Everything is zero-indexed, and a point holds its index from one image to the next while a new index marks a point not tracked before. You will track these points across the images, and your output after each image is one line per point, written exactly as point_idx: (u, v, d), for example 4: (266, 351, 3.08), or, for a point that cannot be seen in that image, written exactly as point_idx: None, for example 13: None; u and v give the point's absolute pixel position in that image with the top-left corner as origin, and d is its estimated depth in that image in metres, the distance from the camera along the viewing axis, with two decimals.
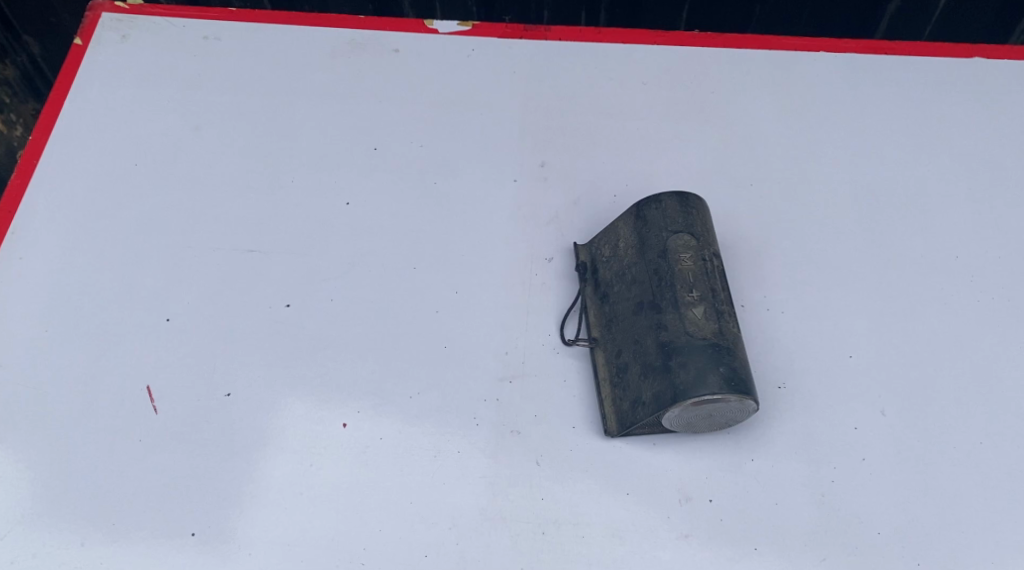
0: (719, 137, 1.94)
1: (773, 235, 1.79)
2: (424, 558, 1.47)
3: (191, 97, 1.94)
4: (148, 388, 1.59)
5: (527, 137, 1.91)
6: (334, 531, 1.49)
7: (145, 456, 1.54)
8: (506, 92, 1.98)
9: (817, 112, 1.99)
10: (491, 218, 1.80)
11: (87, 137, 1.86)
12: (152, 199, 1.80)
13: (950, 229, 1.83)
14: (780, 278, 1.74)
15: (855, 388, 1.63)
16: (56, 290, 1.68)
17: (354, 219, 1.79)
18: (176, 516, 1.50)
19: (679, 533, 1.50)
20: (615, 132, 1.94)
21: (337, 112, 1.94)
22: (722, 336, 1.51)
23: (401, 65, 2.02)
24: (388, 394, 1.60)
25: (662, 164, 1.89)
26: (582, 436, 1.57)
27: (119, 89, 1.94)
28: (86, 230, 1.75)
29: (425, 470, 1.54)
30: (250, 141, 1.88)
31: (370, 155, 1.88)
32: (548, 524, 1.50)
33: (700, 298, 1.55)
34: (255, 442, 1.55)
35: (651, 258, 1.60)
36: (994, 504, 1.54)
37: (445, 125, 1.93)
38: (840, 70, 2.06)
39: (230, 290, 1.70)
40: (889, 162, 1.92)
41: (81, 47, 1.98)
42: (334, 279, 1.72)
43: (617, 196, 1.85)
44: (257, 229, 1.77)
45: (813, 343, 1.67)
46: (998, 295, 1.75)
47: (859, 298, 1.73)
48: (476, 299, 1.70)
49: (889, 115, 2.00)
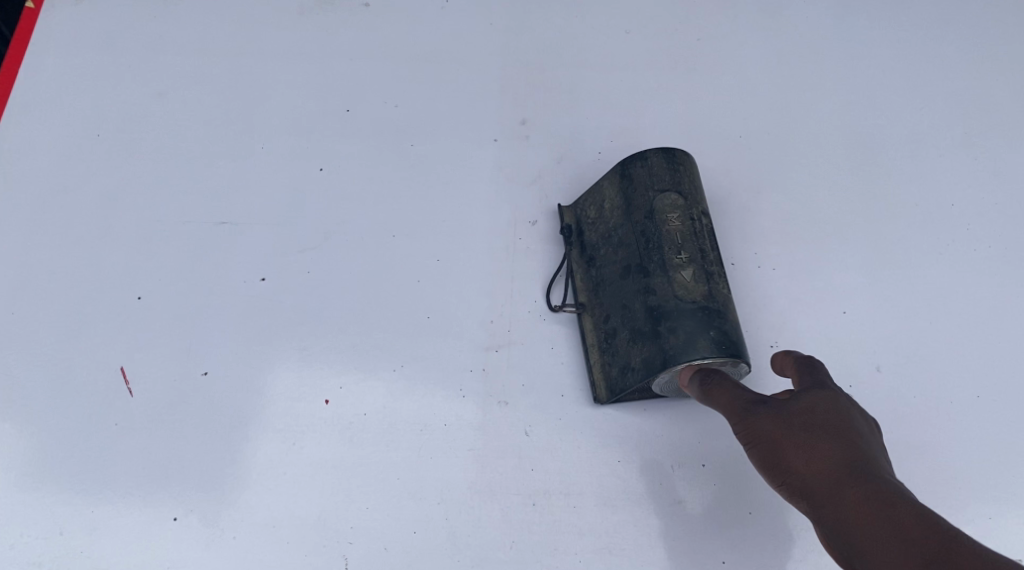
0: (707, 87, 1.86)
1: (763, 189, 1.74)
2: (414, 534, 1.45)
3: (153, 62, 1.83)
4: (122, 370, 1.55)
5: (506, 94, 1.84)
6: (320, 510, 1.46)
7: (123, 441, 1.50)
8: (484, 46, 1.89)
9: (809, 57, 1.92)
10: (472, 181, 1.74)
11: (45, 105, 1.76)
12: (117, 170, 1.72)
13: (948, 177, 1.78)
14: (771, 233, 1.69)
15: (849, 345, 1.59)
16: (20, 270, 1.61)
17: (329, 186, 1.72)
18: (157, 501, 1.46)
19: (672, 500, 1.48)
20: (598, 84, 1.86)
21: (307, 72, 1.84)
22: (712, 299, 1.46)
23: (373, 19, 1.91)
24: (371, 368, 1.56)
25: (648, 117, 1.82)
26: (571, 405, 1.54)
27: (76, 53, 1.82)
28: (48, 205, 1.67)
29: (411, 445, 1.50)
30: (217, 106, 1.79)
31: (343, 117, 1.79)
32: (539, 495, 1.47)
33: (689, 259, 1.48)
34: (236, 423, 1.52)
35: (638, 219, 1.54)
36: (993, 457, 1.52)
37: (421, 83, 1.84)
38: (831, 13, 1.98)
39: (201, 263, 1.64)
40: (885, 108, 1.86)
41: (33, 10, 1.84)
42: (311, 250, 1.66)
43: (601, 153, 1.78)
44: (230, 201, 1.70)
45: (805, 299, 1.63)
46: (996, 245, 1.71)
47: (854, 252, 1.68)
48: (458, 266, 1.65)
49: (885, 59, 1.92)
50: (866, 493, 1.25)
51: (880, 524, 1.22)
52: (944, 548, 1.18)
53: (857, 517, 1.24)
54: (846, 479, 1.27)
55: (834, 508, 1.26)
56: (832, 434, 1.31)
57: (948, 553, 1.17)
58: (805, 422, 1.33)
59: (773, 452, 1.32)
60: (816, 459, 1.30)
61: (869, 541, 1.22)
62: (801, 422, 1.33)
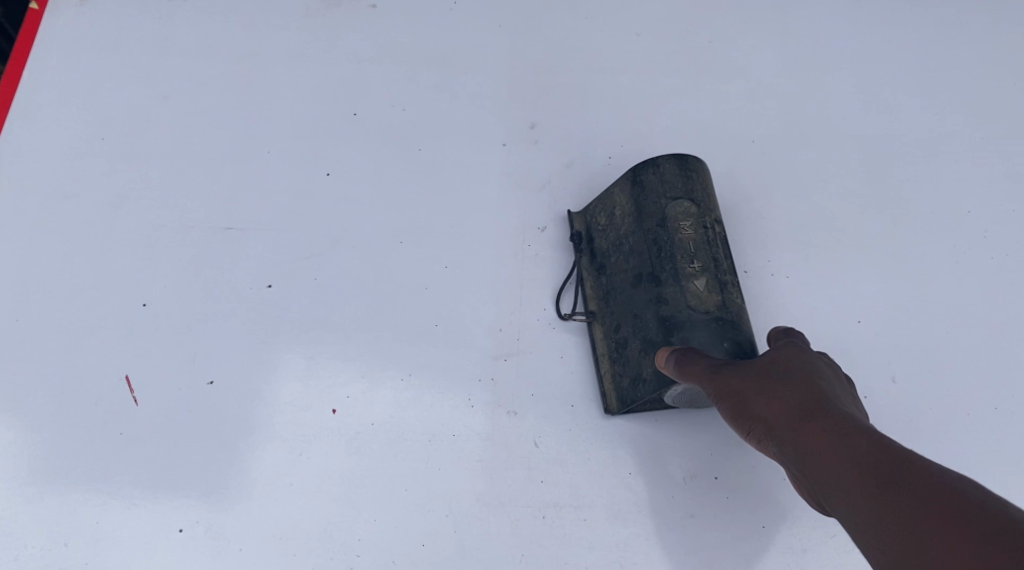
0: (719, 90, 1.84)
1: (776, 195, 1.71)
2: (422, 547, 1.43)
3: (158, 63, 1.80)
4: (127, 378, 1.53)
5: (515, 97, 1.81)
6: (327, 522, 1.44)
7: (127, 450, 1.48)
8: (493, 49, 1.87)
9: (822, 60, 1.89)
10: (481, 186, 1.71)
11: (49, 108, 1.73)
12: (122, 174, 1.69)
13: (962, 184, 1.76)
14: (784, 240, 1.66)
15: (863, 355, 1.57)
16: (24, 276, 1.59)
17: (336, 191, 1.70)
18: (162, 512, 1.45)
19: (684, 513, 1.46)
20: (608, 87, 1.83)
21: (314, 74, 1.82)
22: (726, 309, 1.43)
23: (380, 20, 1.88)
24: (379, 378, 1.54)
25: (659, 121, 1.80)
26: (581, 415, 1.52)
27: (80, 54, 1.79)
28: (52, 210, 1.65)
29: (419, 455, 1.49)
30: (223, 109, 1.77)
31: (350, 121, 1.77)
32: (549, 508, 1.46)
33: (702, 269, 1.45)
34: (242, 433, 1.50)
35: (650, 227, 1.51)
36: (1008, 471, 1.51)
37: (429, 86, 1.82)
38: (844, 15, 1.95)
39: (206, 270, 1.62)
40: (899, 112, 1.83)
41: (37, 11, 1.82)
42: (318, 256, 1.64)
43: (612, 158, 1.75)
44: (236, 205, 1.68)
45: (819, 308, 1.60)
46: (1012, 254, 1.69)
47: (868, 260, 1.66)
48: (467, 273, 1.63)
49: (900, 62, 1.89)
50: (830, 431, 1.18)
51: (847, 463, 1.15)
52: (911, 479, 1.09)
53: (822, 460, 1.17)
54: (809, 421, 1.21)
55: (800, 453, 1.19)
56: (800, 385, 1.25)
57: (917, 493, 1.08)
58: (768, 373, 1.28)
59: (739, 407, 1.27)
60: (779, 406, 1.24)
61: (839, 482, 1.14)
62: (770, 376, 1.28)
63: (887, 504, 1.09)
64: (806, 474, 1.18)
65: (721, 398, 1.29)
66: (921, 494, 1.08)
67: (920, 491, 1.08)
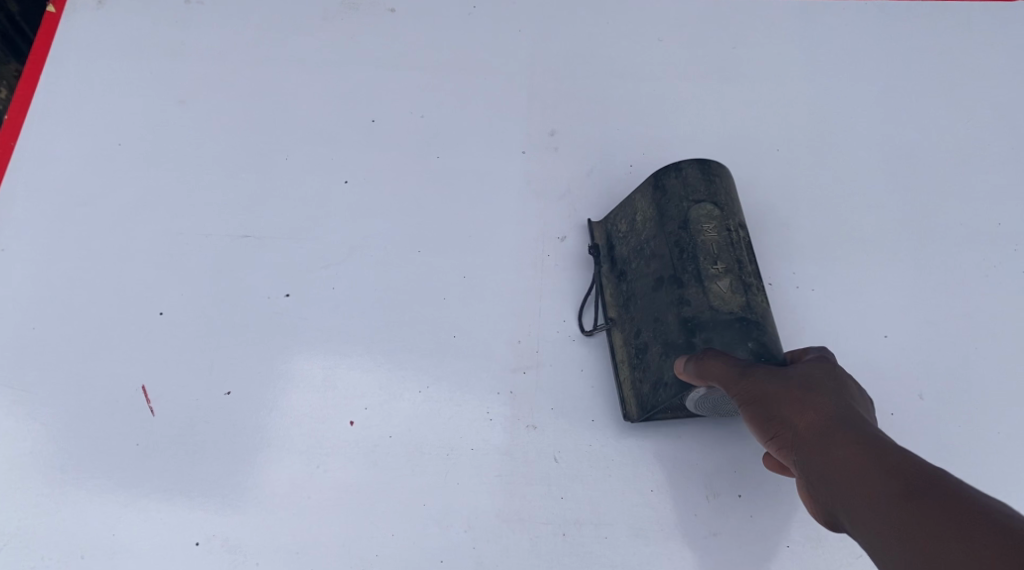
0: (743, 97, 1.80)
1: (801, 205, 1.68)
2: (440, 563, 1.42)
3: (175, 68, 1.79)
4: (143, 388, 1.52)
5: (535, 104, 1.78)
6: (344, 537, 1.43)
7: (144, 461, 1.47)
8: (513, 53, 1.84)
9: (848, 66, 1.85)
10: (500, 195, 1.69)
11: (66, 113, 1.72)
12: (139, 180, 1.68)
13: (992, 195, 1.72)
14: (810, 251, 1.63)
15: (890, 370, 1.54)
16: (41, 284, 1.58)
17: (354, 199, 1.68)
18: (179, 526, 1.43)
19: (707, 531, 1.44)
20: (630, 93, 1.80)
21: (331, 80, 1.79)
22: (750, 310, 1.40)
23: (398, 25, 1.86)
24: (397, 390, 1.52)
25: (681, 128, 1.77)
26: (602, 430, 1.50)
27: (97, 59, 1.78)
28: (69, 216, 1.64)
29: (437, 469, 1.47)
30: (240, 115, 1.75)
31: (368, 127, 1.75)
32: (569, 525, 1.44)
33: (726, 270, 1.43)
34: (259, 446, 1.48)
35: (671, 230, 1.48)
36: None
37: (448, 92, 1.79)
38: (872, 20, 1.91)
39: (223, 279, 1.60)
40: (928, 120, 1.79)
41: (55, 14, 1.81)
42: (336, 265, 1.62)
43: (634, 165, 1.72)
44: (253, 213, 1.66)
45: (845, 321, 1.57)
46: None
47: (895, 273, 1.63)
48: (486, 283, 1.60)
49: (927, 68, 1.85)
50: (860, 445, 1.15)
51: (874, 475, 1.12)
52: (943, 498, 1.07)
53: (851, 474, 1.13)
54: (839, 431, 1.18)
55: (827, 461, 1.16)
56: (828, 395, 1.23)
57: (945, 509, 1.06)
58: (797, 381, 1.25)
59: (765, 410, 1.24)
60: (810, 416, 1.21)
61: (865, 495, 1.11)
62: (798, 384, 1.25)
63: (914, 519, 1.07)
64: (831, 484, 1.15)
65: (750, 400, 1.26)
66: (954, 514, 1.05)
67: (953, 509, 1.06)
